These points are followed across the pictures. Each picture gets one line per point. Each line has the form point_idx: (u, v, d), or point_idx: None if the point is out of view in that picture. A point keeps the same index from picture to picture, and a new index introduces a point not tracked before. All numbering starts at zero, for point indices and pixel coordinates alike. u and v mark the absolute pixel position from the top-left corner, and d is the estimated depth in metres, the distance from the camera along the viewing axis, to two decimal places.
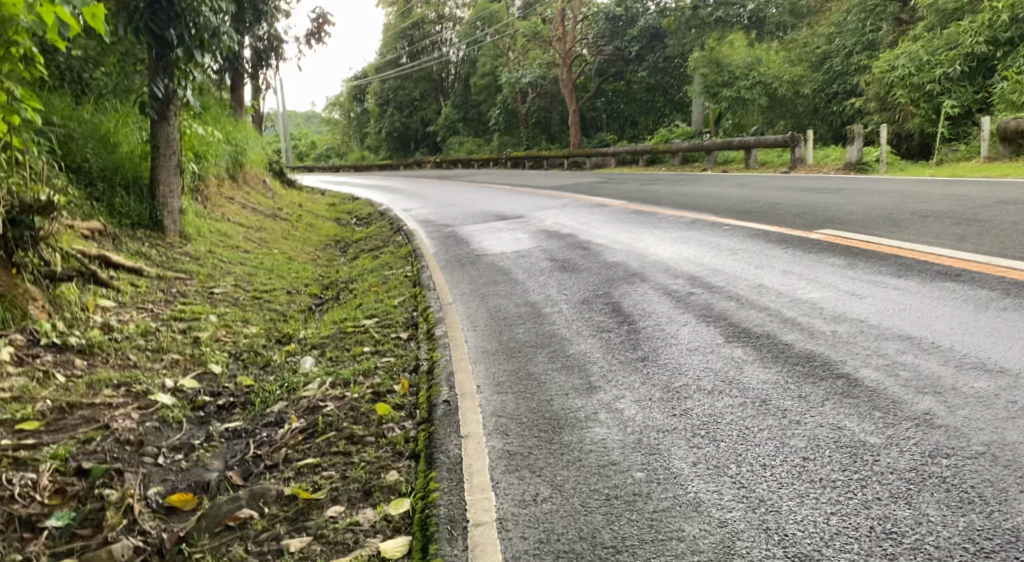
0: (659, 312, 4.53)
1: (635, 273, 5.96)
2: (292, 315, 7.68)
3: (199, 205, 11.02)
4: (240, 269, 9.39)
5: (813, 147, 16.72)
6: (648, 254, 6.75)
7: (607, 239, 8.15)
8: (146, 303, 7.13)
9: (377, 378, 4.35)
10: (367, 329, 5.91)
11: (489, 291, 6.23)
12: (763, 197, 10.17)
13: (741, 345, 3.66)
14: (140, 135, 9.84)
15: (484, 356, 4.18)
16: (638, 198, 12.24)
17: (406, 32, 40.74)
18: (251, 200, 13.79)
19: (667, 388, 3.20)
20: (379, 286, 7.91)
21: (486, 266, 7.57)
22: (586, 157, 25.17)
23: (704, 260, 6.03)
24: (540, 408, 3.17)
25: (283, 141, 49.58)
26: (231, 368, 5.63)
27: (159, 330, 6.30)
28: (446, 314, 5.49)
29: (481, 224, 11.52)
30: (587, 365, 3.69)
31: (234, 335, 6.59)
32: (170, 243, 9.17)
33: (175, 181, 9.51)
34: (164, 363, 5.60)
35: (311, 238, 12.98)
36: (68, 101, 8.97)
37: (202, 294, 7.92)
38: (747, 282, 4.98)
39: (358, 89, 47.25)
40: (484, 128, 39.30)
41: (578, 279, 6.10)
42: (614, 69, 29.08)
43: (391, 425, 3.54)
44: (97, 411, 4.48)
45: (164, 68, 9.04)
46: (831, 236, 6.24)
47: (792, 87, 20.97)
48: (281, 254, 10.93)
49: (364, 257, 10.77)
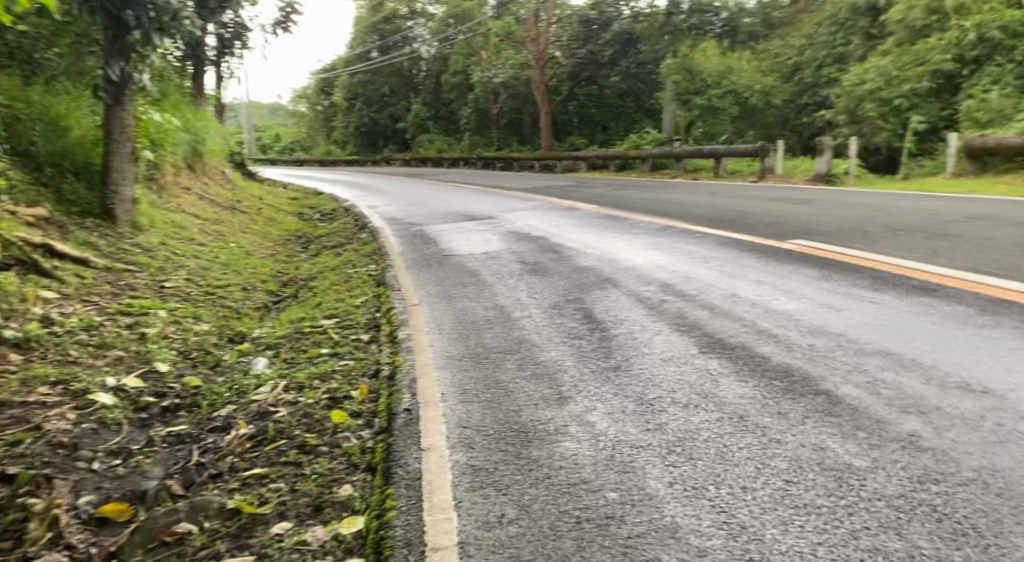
0: (630, 320, 4.40)
1: (605, 279, 5.83)
2: (248, 313, 7.40)
3: (154, 195, 10.65)
4: (195, 262, 9.06)
5: (782, 157, 16.91)
6: (618, 260, 6.63)
7: (576, 243, 8.02)
8: (92, 296, 6.80)
9: (335, 382, 4.14)
10: (326, 329, 5.68)
11: (455, 293, 6.05)
12: (734, 205, 10.14)
13: (716, 356, 3.52)
14: (93, 120, 9.49)
15: (450, 361, 3.99)
16: (609, 203, 12.16)
17: (377, 27, 40.32)
18: (211, 192, 13.41)
19: (640, 400, 3.04)
20: (340, 285, 7.68)
21: (452, 267, 7.39)
22: (556, 160, 25.13)
23: (674, 268, 5.92)
24: (507, 419, 2.99)
25: (248, 133, 48.77)
26: (180, 367, 5.36)
27: (104, 325, 5.99)
28: (410, 316, 5.29)
29: (448, 224, 11.33)
30: (556, 375, 3.52)
31: (184, 332, 6.31)
32: (121, 234, 8.83)
33: (129, 169, 9.16)
34: (107, 360, 5.30)
35: (271, 233, 12.66)
36: (16, 82, 8.60)
37: (153, 288, 7.59)
38: (719, 292, 4.87)
39: (327, 82, 46.67)
40: (454, 127, 39.09)
41: (546, 283, 5.95)
42: (586, 73, 29.06)
43: (347, 434, 3.33)
44: (29, 411, 4.19)
45: (120, 51, 8.69)
46: (803, 247, 6.17)
47: (763, 97, 21.50)
48: (240, 248, 10.60)
49: (326, 254, 10.50)
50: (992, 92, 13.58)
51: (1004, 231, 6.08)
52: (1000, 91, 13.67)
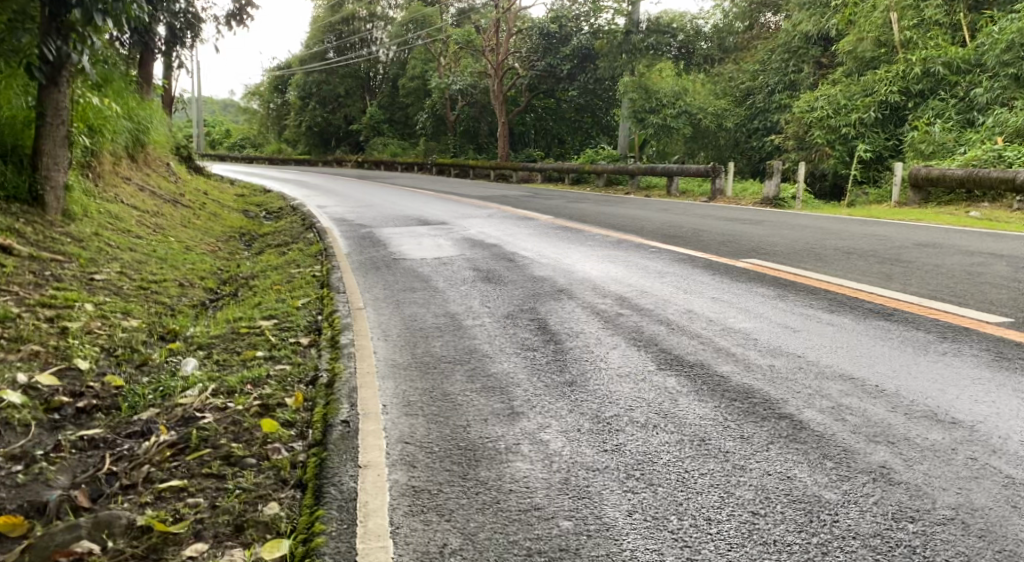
0: (585, 334, 4.23)
1: (559, 290, 5.66)
2: (182, 310, 7.02)
3: (90, 183, 10.13)
4: (130, 255, 8.60)
5: (732, 178, 16.97)
6: (573, 271, 6.47)
7: (530, 252, 7.85)
8: (11, 285, 6.34)
9: (268, 387, 3.86)
10: (264, 330, 5.37)
11: (402, 297, 5.80)
12: (688, 222, 10.12)
13: (676, 373, 3.37)
14: (25, 100, 9.00)
15: (394, 370, 3.75)
16: (563, 214, 12.05)
17: (334, 27, 39.75)
18: (151, 183, 12.86)
19: (597, 418, 2.85)
20: (283, 285, 7.34)
21: (401, 271, 7.14)
22: (511, 171, 25.02)
23: (630, 281, 5.78)
24: (454, 435, 2.78)
25: (197, 128, 47.51)
26: (101, 365, 4.99)
27: (21, 317, 5.57)
28: (354, 320, 5.03)
29: (400, 228, 11.05)
30: (508, 388, 3.32)
31: (110, 328, 5.91)
32: (49, 222, 8.34)
33: (62, 154, 8.66)
34: (20, 355, 4.90)
35: (214, 229, 12.18)
36: None
37: (80, 280, 7.13)
38: (677, 307, 4.74)
39: (281, 80, 45.83)
40: (409, 132, 38.73)
41: (499, 292, 5.75)
42: (544, 86, 29.05)
43: (277, 445, 3.07)
44: None
45: (56, 28, 8.19)
46: (758, 266, 6.11)
47: (715, 119, 21.75)
48: (178, 242, 10.15)
49: (270, 253, 10.12)
50: (935, 126, 13.97)
51: (955, 259, 6.12)
52: (943, 124, 14.05)
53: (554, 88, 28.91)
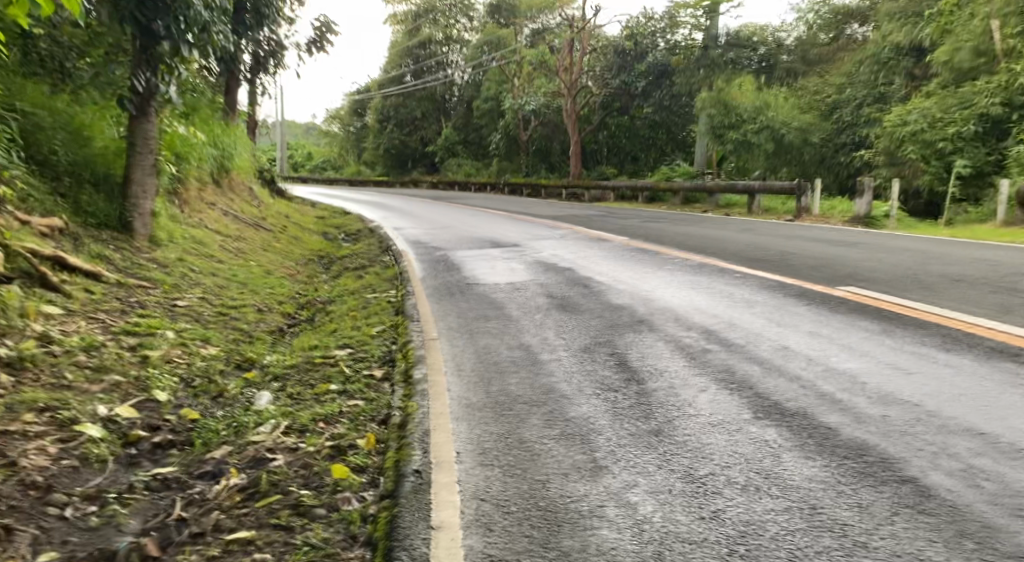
0: (671, 373, 3.95)
1: (640, 320, 5.39)
2: (259, 337, 7.05)
3: (176, 209, 10.44)
4: (211, 280, 8.77)
5: (819, 196, 16.31)
6: (654, 299, 6.20)
7: (607, 277, 7.60)
8: (98, 312, 6.49)
9: (340, 427, 3.73)
10: (338, 361, 5.28)
11: (477, 327, 5.63)
12: (773, 244, 9.67)
13: (775, 424, 3.08)
14: (117, 131, 9.37)
15: (468, 412, 3.56)
16: (640, 235, 11.74)
17: (412, 51, 40.55)
18: (234, 207, 13.20)
19: (690, 477, 2.60)
20: (358, 311, 7.30)
21: (475, 298, 6.99)
22: (585, 189, 24.83)
23: (716, 312, 5.47)
24: (533, 494, 2.57)
25: (280, 151, 49.20)
26: (179, 397, 4.99)
27: (105, 346, 5.67)
28: (428, 352, 4.88)
29: (473, 250, 10.95)
30: (590, 437, 3.09)
31: (190, 356, 5.95)
32: (137, 248, 8.54)
33: (149, 182, 8.94)
34: (102, 385, 4.95)
35: (293, 252, 12.40)
36: (42, 89, 8.52)
37: (164, 307, 7.27)
38: (769, 343, 4.41)
39: (360, 104, 47.07)
40: (483, 152, 38.99)
41: (576, 322, 5.51)
42: (619, 104, 28.79)
43: (348, 495, 2.92)
44: (7, 442, 3.83)
45: (146, 61, 8.53)
46: (855, 296, 5.70)
47: (800, 134, 20.82)
48: (259, 266, 10.33)
49: (346, 277, 10.19)
50: None
51: None
52: None
53: (628, 106, 28.59)
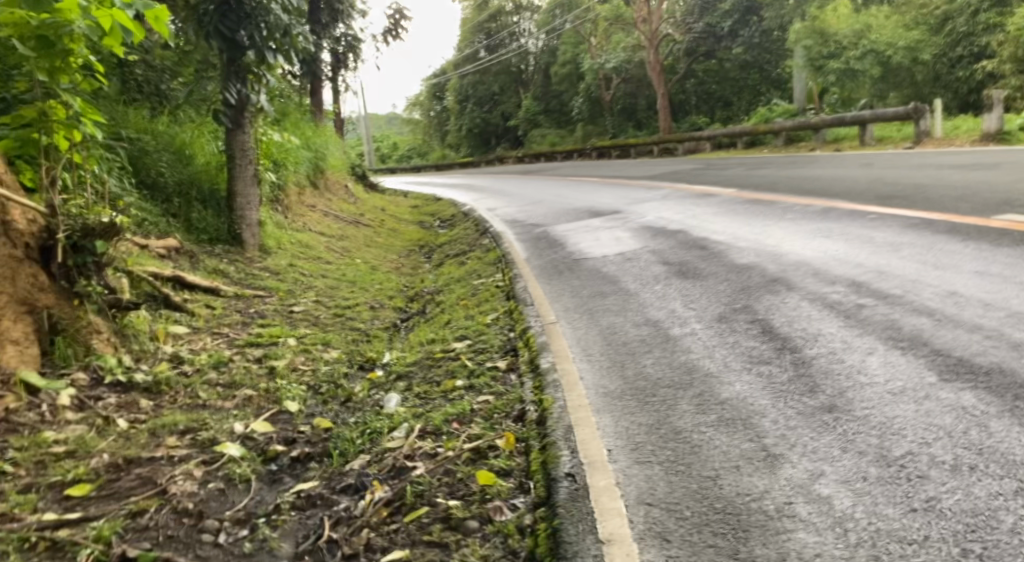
0: (826, 336, 3.61)
1: (773, 279, 4.99)
2: (376, 334, 7.05)
3: (281, 215, 10.64)
4: (323, 282, 8.88)
5: (939, 117, 15.08)
6: (782, 254, 5.75)
7: (723, 236, 7.16)
8: (222, 327, 6.63)
9: (474, 426, 3.57)
10: (459, 354, 5.16)
11: (596, 306, 5.38)
12: (900, 177, 8.92)
13: (970, 386, 2.77)
14: (216, 146, 9.60)
15: (609, 401, 3.33)
16: (747, 185, 11.13)
17: (484, 25, 40.29)
18: (334, 207, 13.38)
19: (887, 461, 2.37)
20: (469, 299, 7.18)
21: (587, 273, 6.73)
22: (676, 143, 24.00)
23: (857, 261, 4.99)
24: (705, 495, 2.38)
25: (367, 145, 50.18)
26: (309, 406, 4.98)
27: (233, 361, 5.76)
28: (550, 338, 4.67)
29: (573, 223, 10.66)
30: (753, 420, 2.84)
31: (313, 362, 5.98)
32: (250, 258, 8.75)
33: (252, 193, 9.11)
34: (235, 402, 5.00)
35: (395, 244, 12.49)
36: (144, 115, 8.79)
37: (282, 314, 7.38)
38: (931, 291, 3.95)
39: (438, 87, 47.32)
40: (566, 119, 38.29)
41: (703, 289, 5.16)
42: (705, 48, 27.59)
43: (499, 501, 2.75)
44: (156, 468, 3.87)
45: (235, 72, 8.63)
46: (1016, 224, 5.09)
47: (909, 54, 19.04)
48: (365, 263, 10.41)
49: (450, 264, 10.14)
50: None
51: None
52: None
53: (714, 50, 27.30)
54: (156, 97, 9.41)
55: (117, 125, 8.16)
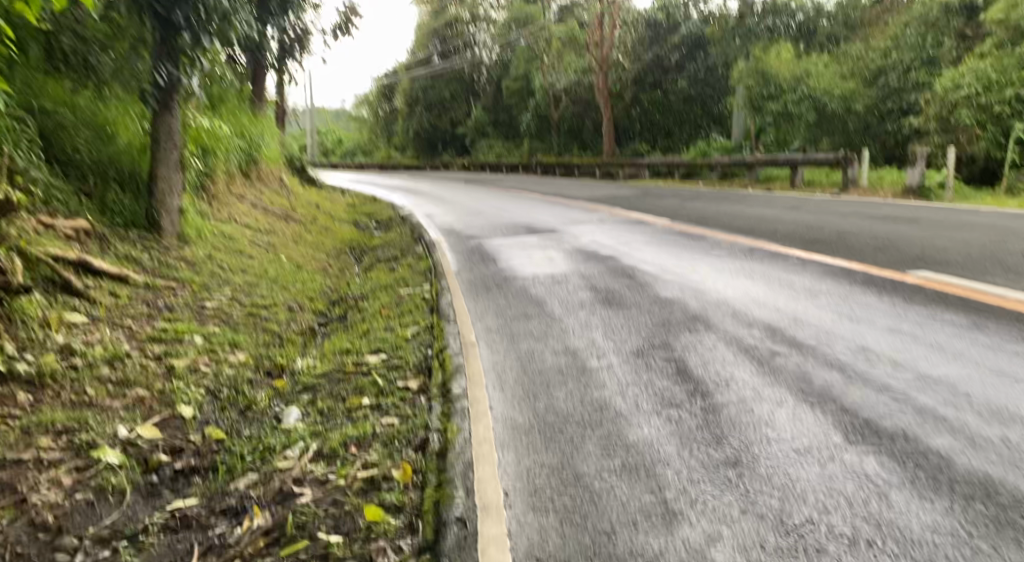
0: (739, 383, 3.55)
1: (696, 317, 4.96)
2: (290, 339, 6.77)
3: (205, 204, 10.21)
4: (243, 277, 8.52)
5: (867, 167, 15.62)
6: (707, 291, 5.74)
7: (652, 266, 7.15)
8: (124, 319, 6.25)
9: (371, 453, 3.39)
10: (370, 369, 4.95)
11: (518, 328, 5.23)
12: (827, 222, 9.11)
13: (873, 451, 2.73)
14: (142, 126, 9.15)
15: (515, 437, 3.18)
16: (682, 217, 11.24)
17: (439, 31, 40.16)
18: (264, 200, 12.95)
19: (785, 529, 2.31)
20: (390, 309, 6.96)
21: (514, 293, 6.60)
22: (618, 167, 24.26)
23: (777, 305, 5.01)
24: (598, 553, 2.28)
25: (311, 138, 49.31)
26: (205, 412, 4.71)
27: (130, 357, 5.41)
28: (466, 360, 4.51)
29: (507, 238, 10.55)
30: (658, 470, 2.74)
31: (218, 364, 5.67)
32: (166, 246, 8.35)
33: (176, 179, 8.75)
34: (125, 402, 4.68)
35: (324, 244, 12.15)
36: (65, 87, 8.30)
37: (192, 309, 7.02)
38: (845, 344, 3.96)
39: (388, 88, 46.90)
40: (514, 133, 38.35)
41: (625, 320, 5.09)
42: (652, 78, 27.86)
43: (382, 541, 2.59)
44: (20, 473, 3.55)
45: (167, 53, 8.26)
46: (931, 282, 5.19)
47: (843, 103, 19.61)
48: (290, 261, 10.07)
49: (379, 269, 9.90)
50: None
51: None
52: None
53: (662, 80, 27.74)
54: None
55: (31, 95, 7.66)
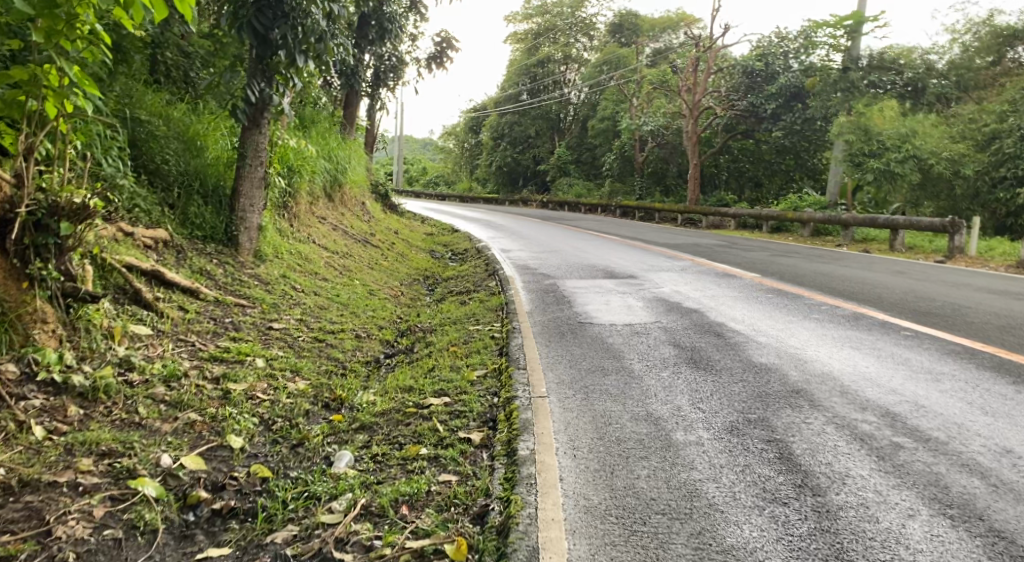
0: (857, 481, 3.05)
1: (796, 392, 4.42)
2: (354, 369, 6.51)
3: (285, 223, 10.18)
4: (313, 299, 8.35)
5: (976, 236, 14.59)
6: (806, 360, 5.20)
7: (743, 325, 6.62)
8: (189, 335, 6.11)
9: (424, 518, 3.03)
10: (431, 412, 4.58)
11: (593, 382, 4.79)
12: (937, 292, 8.37)
13: None
14: (229, 142, 9.16)
15: (590, 527, 2.79)
16: (772, 272, 10.61)
17: (530, 69, 40.40)
18: (345, 222, 12.94)
19: None
20: (458, 346, 6.61)
21: (589, 341, 6.16)
22: (702, 216, 23.60)
23: (890, 387, 4.44)
24: None
25: (396, 165, 50.20)
26: (255, 446, 4.45)
27: (187, 377, 5.19)
28: (536, 415, 4.09)
29: (585, 280, 10.14)
30: None
31: (276, 392, 5.41)
32: (241, 262, 8.28)
33: (258, 196, 8.69)
34: (174, 426, 4.45)
35: (399, 271, 12.00)
36: (161, 98, 8.41)
37: (258, 329, 6.84)
38: (983, 443, 3.38)
39: (475, 121, 47.43)
40: (596, 173, 38.06)
41: (715, 387, 4.58)
42: (744, 126, 27.08)
43: None
44: (52, 498, 3.34)
45: (262, 71, 8.28)
46: None
47: (951, 166, 18.77)
48: (362, 285, 9.91)
49: (451, 302, 9.63)
50: None
51: None
52: None
53: (754, 129, 26.96)
54: (181, 84, 9.22)
55: (128, 102, 7.71)
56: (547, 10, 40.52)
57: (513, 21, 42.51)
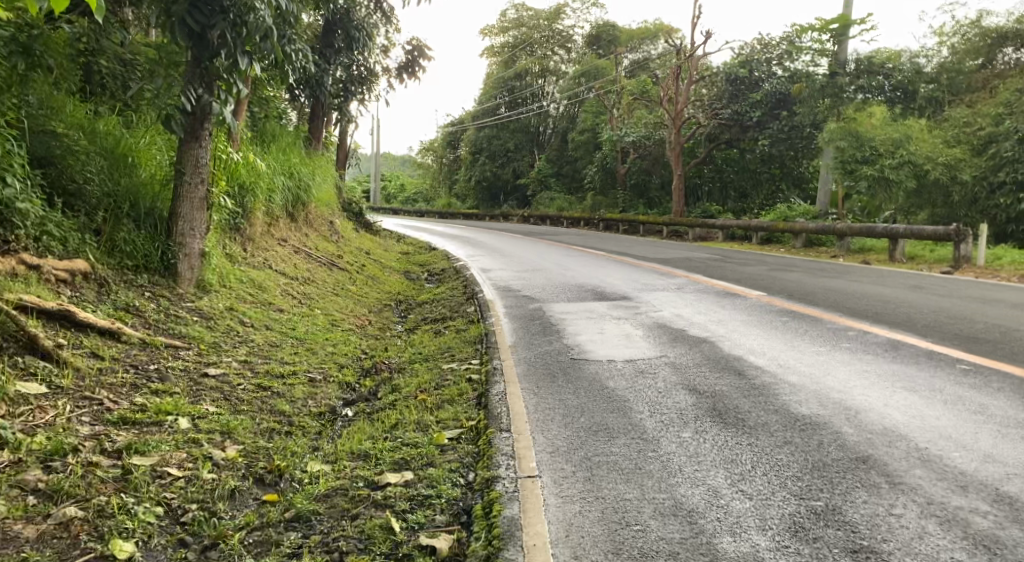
0: None
1: (863, 460, 3.41)
2: (303, 425, 5.41)
3: (236, 248, 9.04)
4: (264, 335, 7.23)
5: (984, 244, 13.70)
6: (861, 411, 4.17)
7: (765, 359, 5.60)
8: (98, 391, 4.95)
9: None
10: (387, 499, 3.48)
11: (598, 449, 3.71)
12: (971, 312, 7.41)
13: None
14: (168, 158, 7.97)
15: None
16: (778, 290, 9.60)
17: (507, 82, 39.49)
18: (310, 244, 11.83)
19: None
20: (428, 393, 5.49)
21: (586, 386, 5.09)
22: (688, 228, 22.72)
23: (984, 452, 3.43)
24: None
25: (374, 182, 49.10)
26: (152, 553, 3.38)
27: (78, 452, 3.98)
28: (526, 511, 3.07)
29: (574, 304, 9.08)
30: None
31: (196, 465, 4.24)
32: (180, 296, 7.14)
33: (200, 218, 7.54)
34: (39, 530, 3.34)
35: (369, 296, 10.92)
36: (86, 108, 7.24)
37: (190, 376, 5.70)
38: None
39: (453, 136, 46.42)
40: (577, 186, 37.11)
41: (755, 454, 3.54)
42: (728, 135, 26.17)
43: None
44: None
45: (201, 76, 7.11)
46: None
47: (947, 171, 17.51)
48: (324, 316, 8.78)
49: (425, 332, 8.55)
50: None
51: None
52: None
53: (739, 139, 26.10)
54: (117, 94, 8.03)
55: (40, 113, 6.57)
56: (524, 22, 39.62)
57: (490, 34, 41.62)
